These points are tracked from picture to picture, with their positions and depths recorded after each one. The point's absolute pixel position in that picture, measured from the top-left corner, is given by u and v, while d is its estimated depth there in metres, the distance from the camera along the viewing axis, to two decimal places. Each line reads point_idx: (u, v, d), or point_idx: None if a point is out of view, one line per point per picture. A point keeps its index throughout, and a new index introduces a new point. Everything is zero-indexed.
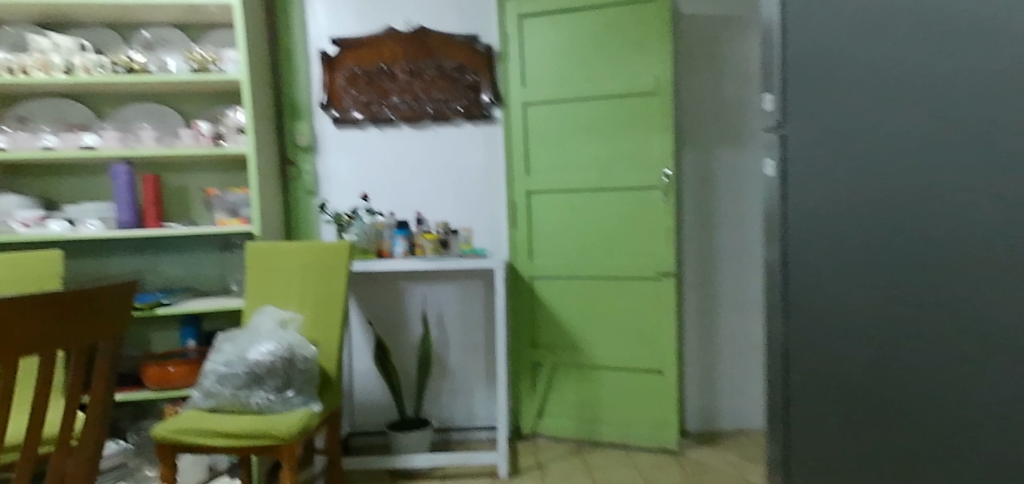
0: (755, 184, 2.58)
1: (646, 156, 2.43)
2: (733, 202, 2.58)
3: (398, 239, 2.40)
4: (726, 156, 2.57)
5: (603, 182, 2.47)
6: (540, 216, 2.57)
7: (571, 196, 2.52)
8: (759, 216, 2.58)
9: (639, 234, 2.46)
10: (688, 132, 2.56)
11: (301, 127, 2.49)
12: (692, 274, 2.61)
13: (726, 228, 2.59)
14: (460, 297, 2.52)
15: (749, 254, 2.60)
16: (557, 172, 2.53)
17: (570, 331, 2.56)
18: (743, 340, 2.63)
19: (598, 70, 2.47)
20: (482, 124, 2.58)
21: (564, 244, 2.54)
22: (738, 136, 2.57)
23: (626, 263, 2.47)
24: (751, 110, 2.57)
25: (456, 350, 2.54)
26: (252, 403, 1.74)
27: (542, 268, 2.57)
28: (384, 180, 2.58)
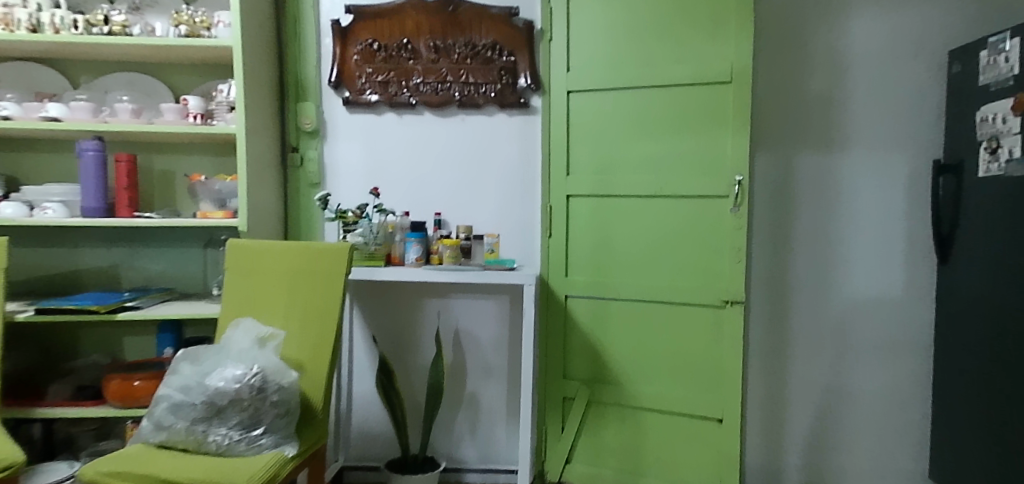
0: (842, 199, 2.27)
1: (715, 159, 2.02)
2: (816, 216, 2.27)
3: (410, 244, 2.03)
4: (810, 162, 2.27)
5: (659, 187, 2.07)
6: (578, 225, 2.17)
7: (619, 202, 2.12)
8: (845, 238, 2.27)
9: (701, 251, 2.04)
10: (763, 133, 2.28)
11: (306, 108, 2.16)
12: (760, 300, 2.32)
13: (805, 246, 2.28)
14: (481, 315, 2.13)
15: (833, 276, 2.29)
16: (604, 174, 2.13)
17: (610, 363, 2.15)
18: (819, 374, 2.32)
19: (660, 54, 2.06)
20: (517, 112, 2.21)
21: (605, 259, 2.14)
22: (825, 139, 2.26)
23: (683, 286, 2.06)
24: (841, 109, 2.25)
25: (475, 377, 2.15)
26: (212, 442, 1.39)
27: (578, 286, 2.17)
28: (400, 174, 2.23)
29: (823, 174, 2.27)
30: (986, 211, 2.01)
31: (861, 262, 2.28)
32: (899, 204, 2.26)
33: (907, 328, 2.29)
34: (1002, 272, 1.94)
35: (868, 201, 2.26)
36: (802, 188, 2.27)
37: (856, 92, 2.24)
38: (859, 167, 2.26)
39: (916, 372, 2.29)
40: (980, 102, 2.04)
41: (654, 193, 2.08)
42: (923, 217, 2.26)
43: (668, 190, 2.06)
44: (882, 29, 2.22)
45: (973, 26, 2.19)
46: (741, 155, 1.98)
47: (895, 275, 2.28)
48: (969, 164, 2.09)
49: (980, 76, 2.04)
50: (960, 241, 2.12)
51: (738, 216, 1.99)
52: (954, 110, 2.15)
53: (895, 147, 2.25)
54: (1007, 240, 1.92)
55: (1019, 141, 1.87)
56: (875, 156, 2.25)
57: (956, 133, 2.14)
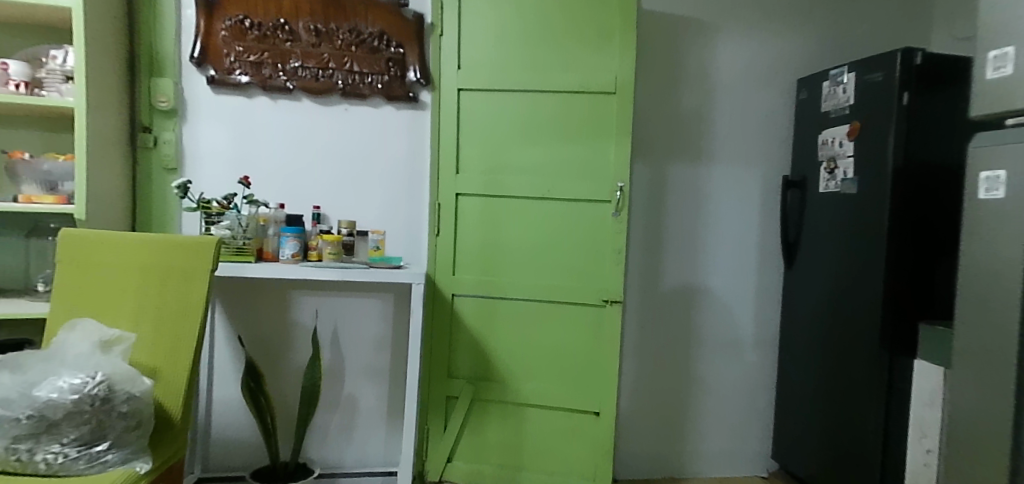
0: (707, 207, 2.44)
1: (599, 164, 2.09)
2: (685, 222, 2.43)
3: (286, 239, 1.86)
4: (681, 172, 2.42)
5: (546, 189, 2.09)
6: (464, 223, 2.13)
7: (507, 202, 2.11)
8: (709, 243, 2.45)
9: (584, 253, 2.10)
10: (641, 142, 2.39)
11: (161, 84, 1.92)
12: (635, 300, 2.42)
13: (678, 250, 2.43)
14: (361, 315, 2.01)
15: (699, 279, 2.45)
16: (493, 174, 2.11)
17: (494, 362, 2.14)
18: (684, 371, 2.47)
19: (549, 59, 2.09)
20: (405, 107, 2.13)
21: (492, 259, 2.13)
22: (693, 152, 2.42)
23: (567, 286, 2.10)
24: (707, 124, 2.43)
25: (353, 378, 2.03)
26: (40, 462, 1.16)
27: (463, 285, 2.13)
28: (274, 162, 2.05)
29: (692, 184, 2.43)
30: (825, 223, 2.26)
31: (722, 267, 2.47)
32: (753, 214, 2.48)
33: (759, 327, 2.51)
34: (836, 278, 2.18)
35: (729, 210, 2.46)
36: (675, 196, 2.42)
37: (722, 111, 2.43)
38: (722, 178, 2.45)
39: (765, 367, 2.52)
40: (821, 128, 2.29)
41: (541, 195, 2.10)
42: (774, 226, 2.50)
43: (554, 193, 2.09)
44: (744, 54, 2.42)
45: (817, 58, 2.46)
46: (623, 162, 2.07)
47: (750, 278, 2.49)
48: (810, 180, 2.34)
49: (822, 104, 2.29)
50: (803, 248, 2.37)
51: (618, 221, 2.07)
52: (800, 132, 2.41)
53: (753, 162, 2.47)
54: (840, 249, 2.17)
55: (853, 163, 2.12)
56: (737, 170, 2.46)
57: (802, 151, 2.39)
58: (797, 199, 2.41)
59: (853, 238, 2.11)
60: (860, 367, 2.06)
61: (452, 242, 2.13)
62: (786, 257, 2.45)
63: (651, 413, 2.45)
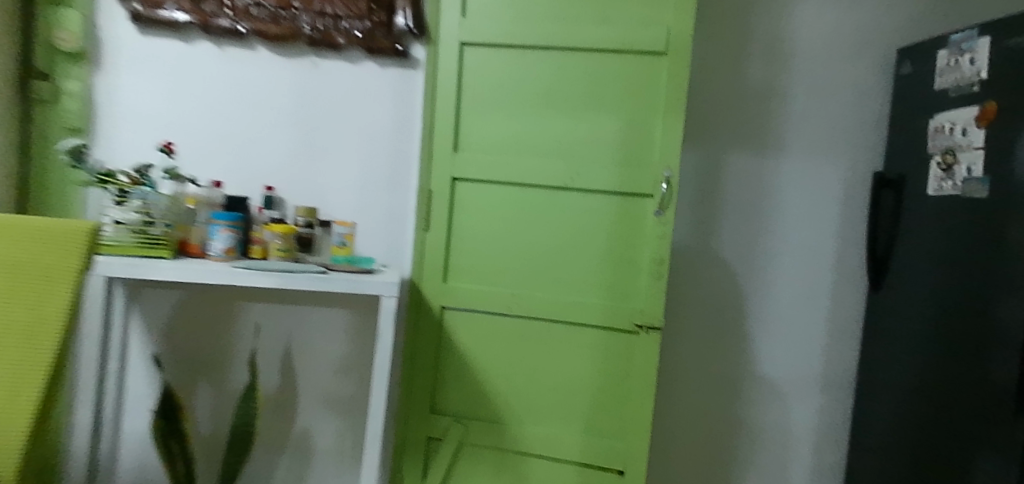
0: (773, 210, 1.94)
1: (641, 149, 1.60)
2: (744, 227, 1.94)
3: (217, 230, 1.40)
4: (742, 163, 1.93)
5: (568, 179, 1.61)
6: (462, 218, 1.67)
7: (518, 193, 1.64)
8: (773, 254, 1.95)
9: (616, 261, 1.63)
10: (693, 123, 1.92)
11: (67, 18, 1.49)
12: (677, 318, 1.96)
13: (732, 261, 1.95)
14: (321, 332, 1.58)
15: (756, 299, 1.96)
16: (501, 155, 1.63)
17: (491, 398, 1.69)
18: (733, 413, 1.98)
19: (583, 5, 1.60)
20: (391, 64, 1.66)
21: (495, 265, 1.67)
22: (757, 138, 1.92)
23: (591, 305, 1.65)
24: (779, 105, 1.92)
25: (308, 406, 1.59)
26: None
27: (457, 298, 1.67)
28: (219, 127, 1.61)
29: (755, 180, 1.93)
30: (929, 237, 1.75)
31: (788, 286, 1.96)
32: (832, 220, 1.96)
33: (834, 363, 1.99)
34: (944, 309, 1.67)
35: (801, 214, 1.95)
36: (731, 193, 1.93)
37: (796, 87, 1.92)
38: (795, 174, 1.94)
39: (836, 415, 2.00)
40: (931, 113, 1.76)
41: (562, 185, 1.62)
42: (858, 237, 1.97)
43: (581, 183, 1.61)
44: (831, 17, 1.91)
45: (926, 22, 1.92)
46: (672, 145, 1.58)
47: (825, 301, 1.98)
48: (912, 180, 1.82)
49: (935, 79, 1.76)
50: (895, 266, 1.85)
51: (663, 224, 1.59)
52: (901, 118, 1.87)
53: (835, 154, 1.95)
54: (950, 273, 1.66)
55: (983, 155, 1.59)
56: (814, 163, 1.94)
57: (903, 142, 1.86)
58: (891, 203, 1.89)
59: (967, 257, 1.61)
60: (966, 433, 1.54)
61: (444, 241, 1.68)
62: (868, 275, 1.94)
63: (688, 462, 1.99)
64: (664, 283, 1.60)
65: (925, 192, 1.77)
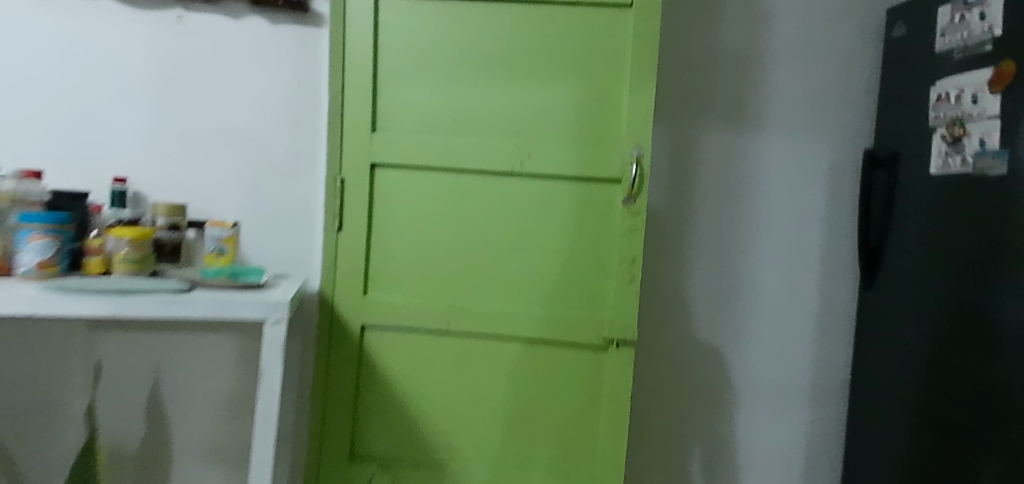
0: (755, 196, 1.69)
1: (607, 128, 1.38)
2: (723, 217, 1.68)
3: (29, 238, 1.02)
4: (720, 143, 1.67)
5: (518, 162, 1.36)
6: (387, 213, 1.39)
7: (455, 182, 1.38)
8: (756, 247, 1.70)
9: (575, 260, 1.38)
10: (663, 97, 1.65)
11: None
12: (650, 325, 1.69)
13: (709, 257, 1.68)
14: (188, 369, 1.36)
15: (737, 300, 1.70)
16: (437, 135, 1.37)
17: (429, 433, 1.40)
18: (713, 432, 1.72)
19: None
20: (285, 22, 1.38)
21: (429, 268, 1.40)
22: (733, 113, 1.67)
23: (544, 313, 1.38)
24: (757, 75, 1.68)
25: (179, 454, 1.37)
26: None
27: (385, 308, 1.39)
28: (60, 99, 1.32)
29: (734, 163, 1.67)
30: (929, 221, 1.50)
31: (772, 283, 1.71)
32: (817, 207, 1.71)
33: (823, 371, 1.75)
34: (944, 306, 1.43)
35: (786, 201, 1.70)
36: (708, 177, 1.67)
37: (778, 56, 1.69)
38: (777, 155, 1.69)
39: (826, 429, 1.77)
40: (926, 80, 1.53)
41: (507, 171, 1.37)
42: (848, 226, 1.73)
43: (526, 167, 1.36)
44: None
45: None
46: (639, 120, 1.35)
47: (812, 299, 1.73)
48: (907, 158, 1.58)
49: (936, 40, 1.50)
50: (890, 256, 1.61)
51: (629, 212, 1.36)
52: (895, 88, 1.64)
53: (821, 132, 1.71)
54: (946, 264, 1.44)
55: (999, 125, 1.33)
56: (799, 142, 1.70)
57: (897, 115, 1.62)
58: (885, 186, 1.65)
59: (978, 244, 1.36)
60: (986, 453, 1.28)
61: (366, 242, 1.39)
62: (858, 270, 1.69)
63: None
64: (631, 284, 1.37)
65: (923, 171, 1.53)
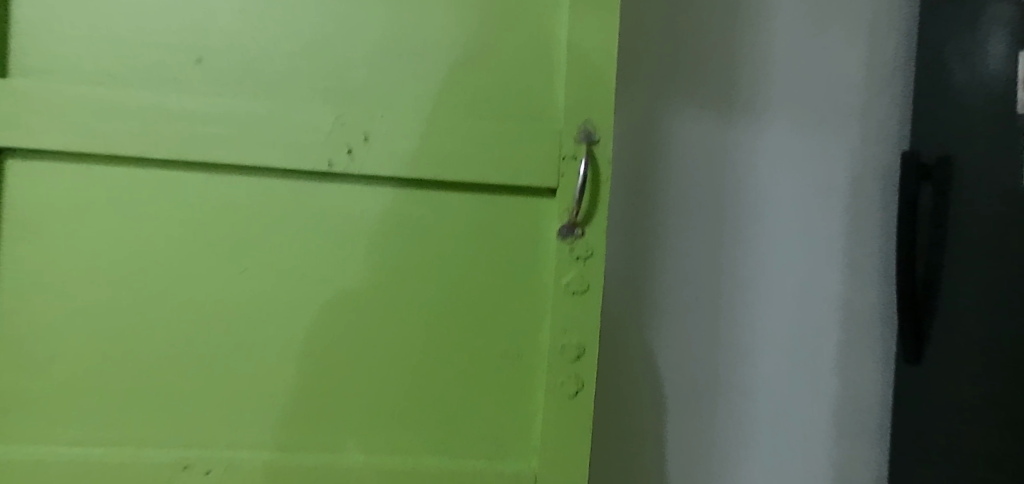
0: (755, 218, 1.11)
1: (525, 87, 0.71)
2: (711, 249, 1.10)
3: None
4: (706, 137, 1.09)
5: (349, 153, 0.67)
6: (52, 262, 0.66)
7: (222, 196, 0.67)
8: (758, 296, 1.11)
9: (463, 346, 0.71)
10: (625, 64, 1.08)
11: None
12: (613, 422, 1.07)
13: (678, 319, 1.09)
14: None
15: (721, 385, 1.10)
16: (173, 92, 0.65)
17: None
18: None
19: None
20: None
21: (158, 380, 0.67)
22: (725, 92, 1.10)
23: (411, 455, 0.70)
24: (757, 35, 1.11)
25: None
26: None
27: (51, 475, 0.65)
28: None
29: (726, 167, 1.10)
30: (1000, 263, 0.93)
31: (771, 357, 1.12)
32: (833, 239, 1.13)
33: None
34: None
35: (797, 224, 1.12)
36: (673, 196, 1.09)
37: (773, 9, 1.11)
38: (785, 155, 1.12)
39: None
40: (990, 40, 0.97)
41: (331, 171, 0.68)
42: (880, 262, 1.15)
43: (366, 162, 0.67)
44: None
45: None
46: (582, 76, 0.70)
47: (835, 372, 1.14)
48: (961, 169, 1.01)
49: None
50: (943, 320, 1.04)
51: (569, 255, 0.70)
52: (940, 55, 1.08)
53: (838, 123, 1.13)
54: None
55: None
56: (805, 139, 1.12)
57: (946, 96, 1.06)
58: (929, 208, 1.07)
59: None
60: None
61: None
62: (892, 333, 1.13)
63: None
64: (581, 397, 0.70)
65: (987, 188, 0.96)
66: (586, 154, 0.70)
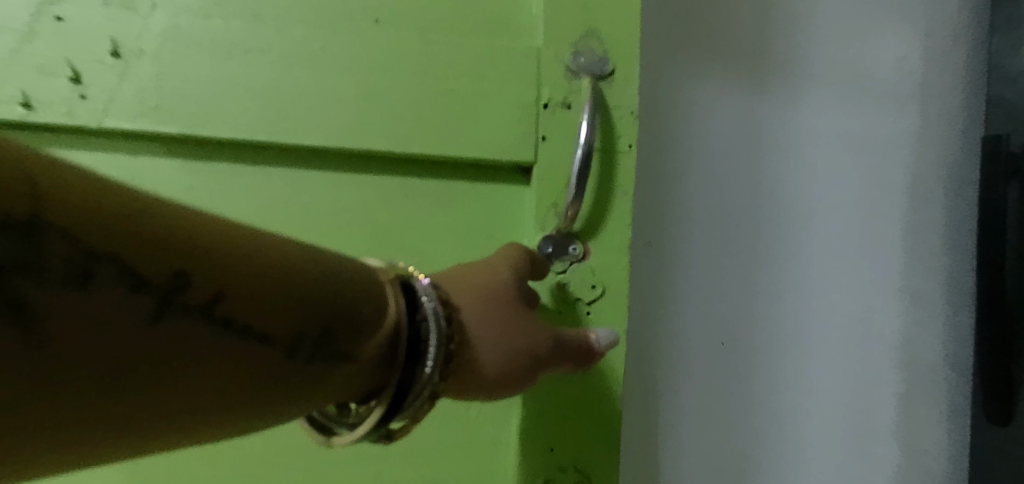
0: (791, 232, 0.81)
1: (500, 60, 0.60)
2: (732, 274, 0.79)
3: None
4: (724, 120, 0.79)
5: (75, 82, 0.57)
6: None
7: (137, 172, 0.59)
8: (793, 336, 0.81)
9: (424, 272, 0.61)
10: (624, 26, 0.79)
11: None
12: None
13: (693, 366, 0.79)
14: None
15: (757, 465, 0.80)
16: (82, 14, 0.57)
17: None
18: None
19: None
20: None
21: None
22: (748, 58, 0.80)
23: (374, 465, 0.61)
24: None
25: None
26: None
27: None
28: None
29: (752, 160, 0.79)
30: None
31: (820, 417, 0.82)
32: (895, 263, 0.84)
33: None
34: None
35: (847, 239, 0.82)
36: (684, 207, 0.78)
37: None
38: (830, 146, 0.81)
39: None
40: None
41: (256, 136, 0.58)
42: (956, 288, 0.86)
43: (295, 120, 0.58)
44: None
45: None
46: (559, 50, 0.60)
47: (896, 437, 0.84)
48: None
49: None
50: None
51: (565, 297, 0.59)
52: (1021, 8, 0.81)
53: (897, 108, 0.83)
54: None
55: None
56: (855, 128, 0.82)
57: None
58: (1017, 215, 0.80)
59: None
60: None
61: None
62: (974, 380, 0.85)
63: None
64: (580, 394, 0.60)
65: None
66: (586, 118, 0.57)
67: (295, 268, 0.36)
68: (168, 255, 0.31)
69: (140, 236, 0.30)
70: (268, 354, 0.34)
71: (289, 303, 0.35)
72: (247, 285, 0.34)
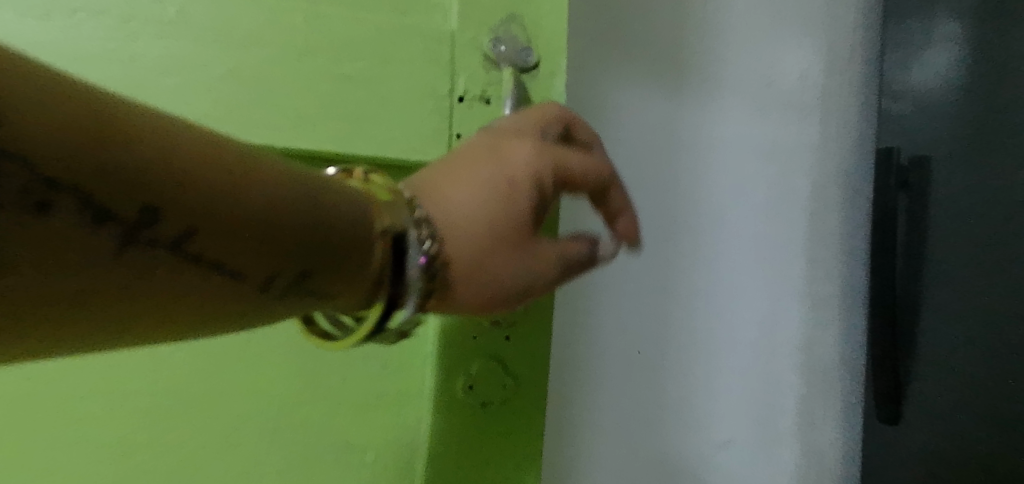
0: (699, 239, 0.80)
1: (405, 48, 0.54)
2: (643, 282, 0.78)
3: None
4: (636, 126, 0.77)
5: None
6: None
7: None
8: (701, 343, 0.81)
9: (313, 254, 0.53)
10: None
11: None
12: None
13: (607, 375, 0.76)
14: None
15: (659, 470, 0.79)
16: None
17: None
18: None
19: None
20: None
21: None
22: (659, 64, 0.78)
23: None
24: None
25: None
26: None
27: None
28: None
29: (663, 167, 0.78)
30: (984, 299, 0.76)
31: (726, 422, 0.82)
32: (792, 270, 0.86)
33: None
34: (995, 470, 0.75)
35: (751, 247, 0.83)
36: None
37: None
38: (736, 155, 0.82)
39: None
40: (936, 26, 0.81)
41: None
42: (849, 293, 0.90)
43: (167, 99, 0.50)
44: None
45: None
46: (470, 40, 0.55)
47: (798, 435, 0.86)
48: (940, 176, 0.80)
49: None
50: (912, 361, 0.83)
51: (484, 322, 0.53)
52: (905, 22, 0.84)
53: (799, 119, 0.85)
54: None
55: None
56: (760, 137, 0.83)
57: (910, 82, 0.83)
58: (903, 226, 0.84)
59: None
60: None
61: None
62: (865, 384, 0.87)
63: None
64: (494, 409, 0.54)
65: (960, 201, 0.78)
66: None
67: (291, 207, 0.30)
68: (85, 157, 0.23)
69: (108, 160, 0.24)
70: (242, 289, 0.29)
71: (269, 237, 0.29)
72: (225, 219, 0.27)
